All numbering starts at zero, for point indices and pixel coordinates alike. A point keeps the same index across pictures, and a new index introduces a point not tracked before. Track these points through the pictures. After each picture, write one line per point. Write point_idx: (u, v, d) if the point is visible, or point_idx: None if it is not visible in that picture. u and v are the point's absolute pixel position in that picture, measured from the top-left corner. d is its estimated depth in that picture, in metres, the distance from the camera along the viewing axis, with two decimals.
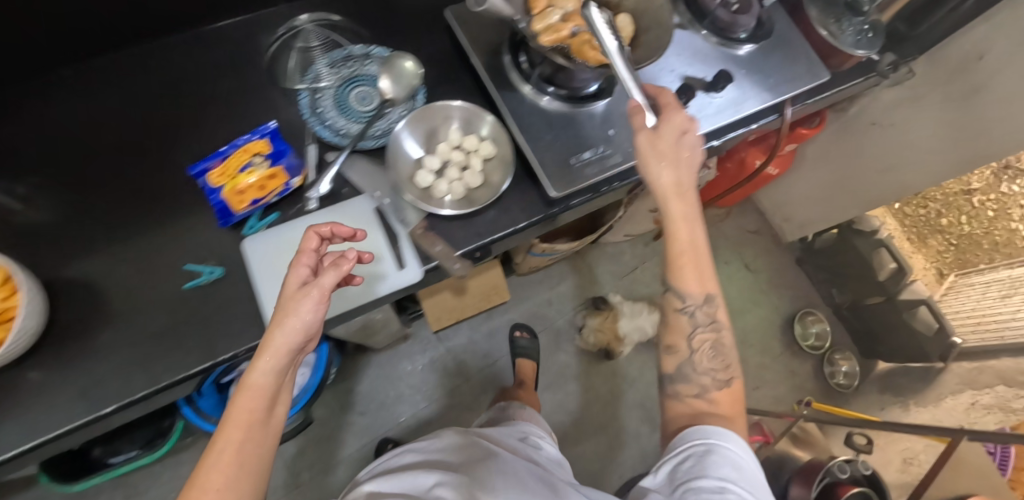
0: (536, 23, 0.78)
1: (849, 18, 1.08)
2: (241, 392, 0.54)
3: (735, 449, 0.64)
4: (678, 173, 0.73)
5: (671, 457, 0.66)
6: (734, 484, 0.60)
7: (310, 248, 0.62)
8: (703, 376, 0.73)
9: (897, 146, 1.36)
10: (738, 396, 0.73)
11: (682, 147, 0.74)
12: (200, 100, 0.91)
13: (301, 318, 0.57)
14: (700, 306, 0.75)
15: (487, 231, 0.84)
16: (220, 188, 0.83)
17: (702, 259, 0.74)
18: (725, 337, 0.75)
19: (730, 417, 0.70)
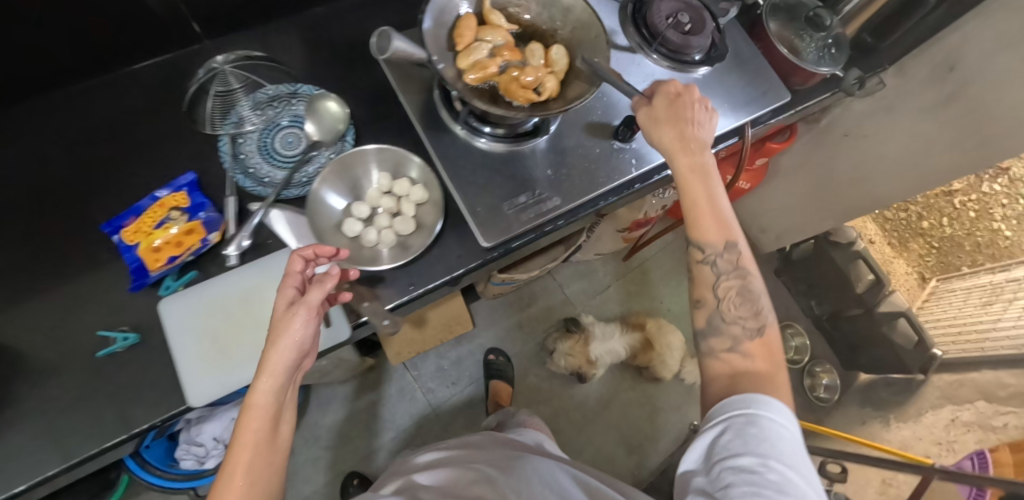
0: (460, 59, 0.73)
1: (810, 34, 1.03)
2: (247, 413, 0.61)
3: (778, 417, 0.58)
4: (682, 126, 0.75)
5: (709, 428, 0.61)
6: (776, 460, 0.55)
7: (295, 270, 0.66)
8: (732, 327, 0.69)
9: (870, 158, 1.31)
10: (772, 344, 0.68)
11: (688, 105, 0.77)
12: (116, 147, 0.85)
13: (294, 337, 0.62)
14: (721, 254, 0.71)
15: (421, 282, 0.79)
16: (135, 246, 0.78)
17: (722, 209, 0.72)
18: (752, 281, 0.71)
19: (769, 371, 0.65)
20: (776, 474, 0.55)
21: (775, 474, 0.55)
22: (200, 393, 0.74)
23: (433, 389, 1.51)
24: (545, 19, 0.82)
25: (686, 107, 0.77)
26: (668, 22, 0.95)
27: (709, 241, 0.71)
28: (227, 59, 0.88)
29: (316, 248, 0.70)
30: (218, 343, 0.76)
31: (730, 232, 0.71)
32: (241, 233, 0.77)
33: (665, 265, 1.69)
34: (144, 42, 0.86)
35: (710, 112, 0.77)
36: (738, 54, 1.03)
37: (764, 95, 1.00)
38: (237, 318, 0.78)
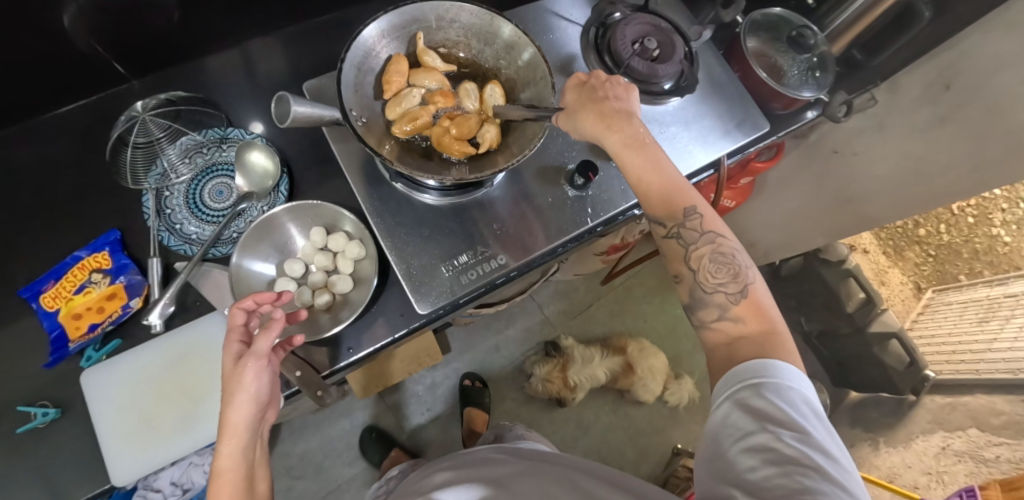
0: (388, 110, 0.70)
1: (791, 55, 0.95)
2: (215, 482, 0.55)
3: (785, 380, 0.53)
4: (602, 106, 0.67)
5: (715, 405, 0.57)
6: (791, 429, 0.51)
7: (236, 325, 0.61)
8: (716, 295, 0.62)
9: (858, 178, 1.22)
10: (761, 301, 0.61)
11: (604, 85, 0.69)
12: (35, 199, 0.78)
13: (249, 391, 0.57)
14: (682, 224, 0.64)
15: (361, 344, 0.75)
16: (55, 312, 0.73)
17: (672, 176, 0.65)
18: (725, 242, 0.63)
19: (765, 330, 0.59)
20: (793, 444, 0.50)
21: (793, 445, 0.50)
22: (125, 473, 0.70)
23: (408, 417, 1.44)
24: (487, 56, 0.76)
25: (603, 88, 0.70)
26: (634, 47, 0.86)
27: (670, 212, 0.65)
28: (149, 104, 0.83)
29: (256, 297, 0.64)
30: (144, 418, 0.73)
31: (688, 196, 0.65)
32: (162, 298, 0.72)
33: (649, 281, 1.63)
34: (67, 86, 0.80)
35: (626, 85, 0.70)
36: (713, 78, 0.96)
37: (740, 125, 0.95)
38: (165, 390, 0.73)
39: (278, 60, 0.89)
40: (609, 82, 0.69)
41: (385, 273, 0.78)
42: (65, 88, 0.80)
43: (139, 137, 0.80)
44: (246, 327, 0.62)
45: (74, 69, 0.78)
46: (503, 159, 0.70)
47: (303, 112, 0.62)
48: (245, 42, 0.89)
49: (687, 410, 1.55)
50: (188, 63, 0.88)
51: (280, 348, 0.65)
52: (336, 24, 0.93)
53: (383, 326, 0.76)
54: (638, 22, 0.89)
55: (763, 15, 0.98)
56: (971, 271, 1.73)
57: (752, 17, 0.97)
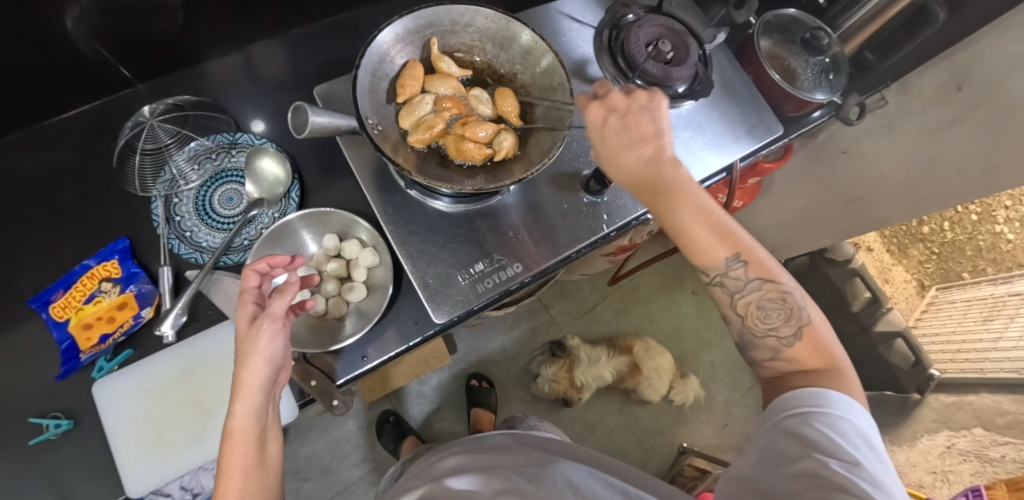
0: (401, 120, 0.69)
1: (804, 58, 0.92)
2: (231, 440, 0.56)
3: (838, 411, 0.54)
4: (630, 156, 0.64)
5: (766, 431, 0.58)
6: (840, 458, 0.51)
7: (250, 288, 0.60)
8: (767, 339, 0.63)
9: (866, 178, 1.21)
10: (820, 339, 0.61)
11: (628, 122, 0.64)
12: (41, 208, 0.77)
13: (264, 353, 0.57)
14: (725, 274, 0.63)
15: (375, 352, 0.74)
16: (65, 322, 0.72)
17: (714, 221, 0.64)
18: (775, 287, 0.63)
19: (826, 367, 0.59)
20: (841, 472, 0.51)
21: (842, 474, 0.51)
22: (139, 483, 0.70)
23: (414, 419, 1.43)
24: (502, 61, 0.75)
25: (628, 123, 0.65)
26: (647, 50, 0.84)
27: (711, 262, 0.64)
28: (157, 109, 0.82)
29: (270, 259, 0.63)
30: (156, 429, 0.73)
31: (732, 241, 0.63)
32: (174, 309, 0.69)
33: (654, 280, 1.63)
34: (69, 91, 0.78)
35: (649, 109, 0.65)
36: (726, 81, 0.95)
37: (752, 130, 0.94)
38: (178, 401, 0.74)
39: (282, 62, 0.88)
40: (631, 117, 0.64)
41: (399, 281, 0.77)
42: (68, 94, 0.78)
43: (148, 144, 0.79)
44: (260, 289, 0.62)
45: (76, 73, 0.77)
46: (520, 169, 0.69)
47: (320, 122, 0.63)
48: (249, 44, 0.88)
49: (693, 409, 1.56)
50: (193, 66, 0.86)
51: (292, 309, 0.68)
52: (343, 26, 0.91)
53: (393, 334, 0.75)
54: (651, 24, 0.87)
55: (776, 16, 0.96)
56: (975, 269, 1.72)
57: (765, 18, 0.95)
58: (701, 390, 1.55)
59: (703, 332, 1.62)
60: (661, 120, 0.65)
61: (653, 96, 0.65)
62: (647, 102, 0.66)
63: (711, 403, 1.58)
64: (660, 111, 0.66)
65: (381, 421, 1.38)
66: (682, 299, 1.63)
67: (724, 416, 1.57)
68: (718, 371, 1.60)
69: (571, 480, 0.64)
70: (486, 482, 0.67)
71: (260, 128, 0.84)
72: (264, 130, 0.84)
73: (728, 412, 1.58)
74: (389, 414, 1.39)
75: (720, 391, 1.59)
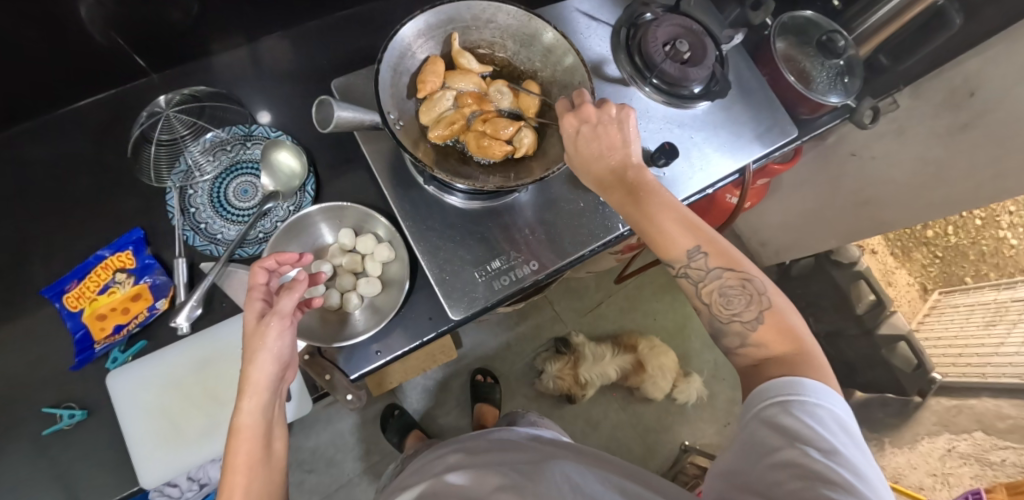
0: (422, 115, 0.69)
1: (820, 61, 0.92)
2: (236, 437, 0.55)
3: (815, 399, 0.53)
4: (600, 164, 0.66)
5: (745, 422, 0.56)
6: (820, 447, 0.50)
7: (259, 284, 0.60)
8: (732, 324, 0.61)
9: (875, 180, 1.20)
10: (786, 321, 0.59)
11: (599, 133, 0.65)
12: (55, 197, 0.77)
13: (272, 350, 0.57)
14: (687, 264, 0.63)
15: (387, 348, 0.74)
16: (79, 312, 0.72)
17: (676, 215, 0.64)
18: (736, 273, 0.62)
19: (794, 351, 0.58)
20: (819, 460, 0.50)
21: (821, 462, 0.50)
22: (152, 474, 0.71)
23: (418, 413, 1.44)
24: (522, 58, 0.75)
25: (598, 135, 0.66)
26: (665, 50, 0.84)
27: (674, 255, 0.64)
28: (173, 99, 0.82)
29: (278, 256, 0.63)
30: (172, 421, 0.74)
31: (695, 231, 0.63)
32: (190, 301, 0.69)
33: (659, 279, 1.63)
34: (83, 81, 0.77)
35: (621, 120, 0.66)
36: (741, 82, 0.95)
37: (767, 132, 0.94)
38: (192, 393, 0.75)
39: (298, 55, 0.87)
40: (603, 127, 0.65)
41: (414, 276, 0.77)
42: (83, 82, 0.78)
43: (163, 135, 0.79)
44: (268, 286, 0.62)
45: (91, 63, 0.76)
46: (539, 169, 0.70)
47: (346, 116, 0.65)
48: (266, 36, 0.87)
49: (695, 407, 1.57)
50: (208, 57, 0.85)
51: (301, 308, 0.68)
52: (359, 19, 0.90)
53: (400, 335, 0.75)
54: (669, 24, 0.86)
55: (792, 18, 0.95)
56: (976, 274, 1.73)
57: (781, 20, 0.95)
58: (703, 388, 1.56)
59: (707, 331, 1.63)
60: (629, 130, 0.66)
61: (623, 109, 0.67)
62: (616, 113, 0.66)
63: (713, 402, 1.59)
64: (630, 122, 0.67)
65: (385, 415, 1.39)
66: (687, 298, 1.64)
67: (726, 415, 1.58)
68: (721, 369, 1.61)
69: (570, 477, 0.64)
70: (481, 477, 0.67)
71: (265, 119, 0.83)
72: (271, 121, 0.83)
73: (729, 410, 1.59)
74: (393, 408, 1.39)
75: (722, 390, 1.60)
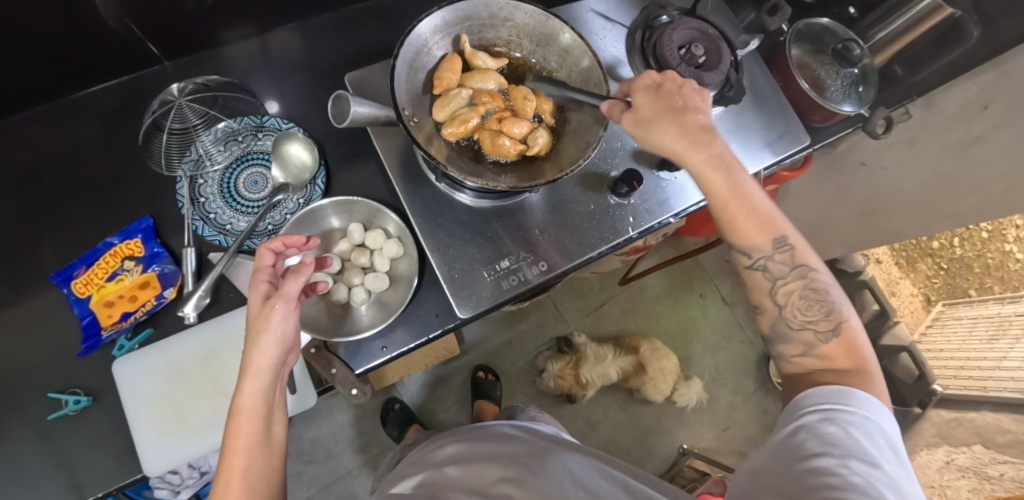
0: (436, 111, 0.69)
1: (836, 70, 0.91)
2: (237, 418, 0.55)
3: (863, 412, 0.53)
4: (686, 127, 0.63)
5: (785, 428, 0.56)
6: (861, 459, 0.50)
7: (265, 267, 0.60)
8: (803, 332, 0.61)
9: (884, 190, 1.18)
10: (853, 339, 0.59)
11: (681, 92, 0.64)
12: (64, 183, 0.77)
13: (276, 333, 0.56)
14: (771, 255, 0.63)
15: (395, 343, 0.74)
16: (86, 299, 0.73)
17: (758, 201, 0.63)
18: (816, 278, 0.62)
19: (853, 368, 0.57)
20: (860, 473, 0.49)
21: (861, 475, 0.49)
22: (157, 462, 0.71)
23: (418, 408, 1.44)
24: (539, 57, 0.75)
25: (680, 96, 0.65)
26: (680, 54, 0.83)
27: (755, 245, 0.63)
28: (186, 87, 0.81)
29: (285, 239, 0.63)
30: (177, 409, 0.74)
31: (776, 225, 0.63)
32: (197, 291, 0.69)
33: (663, 282, 1.63)
34: (95, 66, 0.77)
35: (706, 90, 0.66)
36: (755, 89, 0.94)
37: (780, 138, 0.93)
38: (198, 382, 0.75)
39: (310, 48, 0.86)
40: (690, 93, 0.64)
41: (422, 271, 0.77)
42: (96, 69, 0.77)
43: (174, 124, 0.78)
44: (274, 269, 0.61)
45: (104, 50, 0.75)
46: (552, 171, 0.69)
47: (362, 112, 0.65)
48: (277, 28, 0.86)
49: (695, 412, 1.57)
50: (220, 47, 0.84)
51: (301, 290, 0.70)
52: (373, 12, 0.89)
53: (405, 332, 0.75)
54: (686, 27, 0.85)
55: (808, 25, 0.94)
56: (982, 286, 1.73)
57: (797, 26, 0.94)
58: (703, 392, 1.55)
59: (710, 335, 1.63)
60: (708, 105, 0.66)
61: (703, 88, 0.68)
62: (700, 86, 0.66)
63: (713, 405, 1.59)
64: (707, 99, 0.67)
65: (385, 409, 1.39)
66: (690, 302, 1.64)
67: (726, 420, 1.58)
68: (721, 374, 1.61)
69: (572, 474, 0.63)
70: (480, 471, 0.66)
71: (274, 110, 0.83)
72: (280, 111, 0.83)
73: (729, 416, 1.59)
74: (393, 402, 1.39)
75: (722, 395, 1.60)
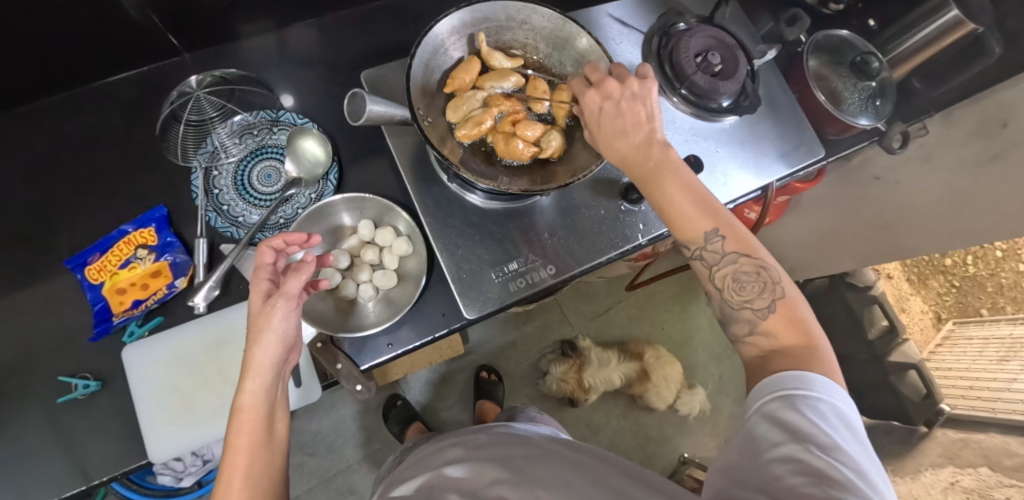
0: (450, 112, 0.69)
1: (853, 83, 0.91)
2: (238, 418, 0.56)
3: (818, 393, 0.52)
4: (624, 142, 0.63)
5: (746, 417, 0.55)
6: (821, 443, 0.49)
7: (267, 264, 0.60)
8: (743, 311, 0.60)
9: (899, 205, 1.17)
10: (796, 313, 0.58)
11: (622, 109, 0.63)
12: (81, 172, 0.78)
13: (277, 331, 0.57)
14: (703, 247, 0.61)
15: (400, 340, 0.75)
16: (99, 285, 0.74)
17: (697, 196, 0.61)
18: (751, 260, 0.60)
19: (805, 344, 0.56)
20: (821, 457, 0.48)
21: (821, 459, 0.48)
22: (161, 450, 0.72)
23: (420, 405, 1.44)
24: (555, 61, 0.75)
25: (622, 110, 0.64)
26: (696, 61, 0.83)
27: (690, 236, 0.61)
28: (204, 80, 0.82)
29: (285, 236, 0.63)
30: (183, 398, 0.75)
31: (715, 216, 0.61)
32: (208, 281, 0.70)
33: (670, 289, 1.63)
34: (114, 56, 0.78)
35: (643, 97, 0.63)
36: (772, 99, 0.94)
37: (794, 150, 0.93)
38: (203, 372, 0.76)
39: (327, 44, 0.87)
40: (625, 105, 0.63)
41: (430, 270, 0.77)
42: (114, 59, 0.78)
43: (192, 115, 0.80)
44: (275, 266, 0.61)
45: (124, 41, 0.76)
46: (564, 174, 0.70)
47: (377, 111, 0.66)
48: (296, 23, 0.87)
49: (697, 420, 1.56)
50: (239, 41, 0.85)
51: (305, 288, 0.67)
52: (391, 11, 0.90)
53: (411, 330, 0.75)
54: (703, 35, 0.85)
55: (826, 37, 0.94)
56: (994, 306, 1.70)
57: (815, 37, 0.93)
58: (706, 402, 1.55)
59: (714, 344, 1.62)
60: (652, 105, 0.64)
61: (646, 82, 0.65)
62: (638, 88, 0.64)
63: (716, 415, 1.58)
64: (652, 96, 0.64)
65: (388, 405, 1.39)
66: (696, 310, 1.63)
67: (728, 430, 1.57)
68: (726, 384, 1.60)
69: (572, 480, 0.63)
70: (479, 470, 0.67)
71: (289, 104, 0.84)
72: (293, 105, 0.84)
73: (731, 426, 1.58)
74: (396, 398, 1.40)
75: (726, 405, 1.59)
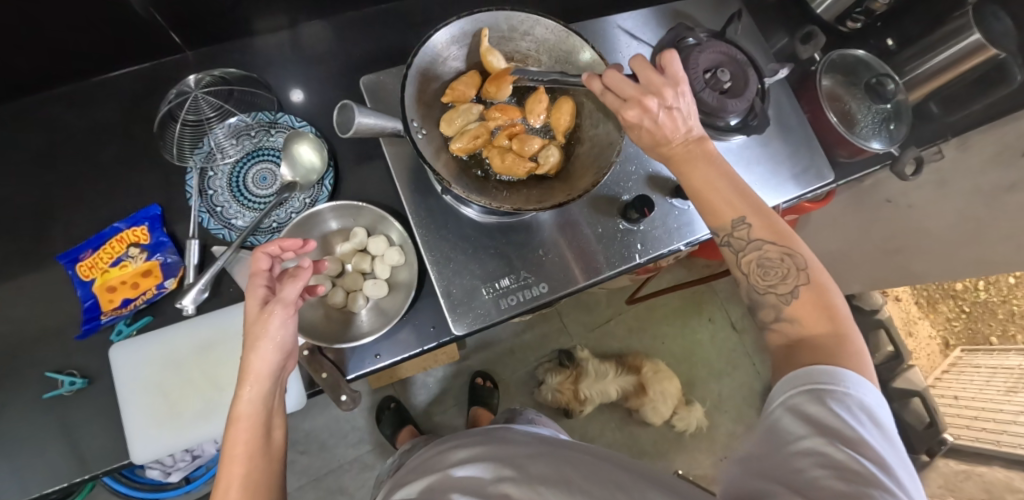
0: (445, 123, 0.68)
1: (868, 105, 0.88)
2: (235, 426, 0.55)
3: (848, 388, 0.48)
4: (664, 149, 0.61)
5: (767, 412, 0.52)
6: (846, 437, 0.46)
7: (260, 270, 0.59)
8: (768, 296, 0.58)
9: (909, 230, 1.13)
10: (826, 299, 0.55)
11: (659, 122, 0.60)
12: (78, 167, 0.78)
13: (274, 339, 0.56)
14: (730, 234, 0.59)
15: (388, 353, 0.74)
16: (89, 282, 0.74)
17: (729, 187, 0.60)
18: (777, 249, 0.57)
19: (834, 331, 0.53)
20: (846, 452, 0.45)
21: (845, 452, 0.45)
22: (145, 451, 0.71)
23: (414, 408, 1.44)
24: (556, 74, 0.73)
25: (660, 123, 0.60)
26: (704, 78, 0.79)
27: (721, 223, 0.60)
28: (203, 79, 0.81)
29: (281, 242, 0.62)
30: (169, 399, 0.74)
31: (741, 204, 0.59)
32: (197, 284, 0.69)
33: (672, 303, 1.61)
34: (115, 52, 0.77)
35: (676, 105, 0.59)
36: (783, 120, 0.92)
37: (801, 173, 0.90)
38: (190, 373, 0.74)
39: (332, 46, 0.86)
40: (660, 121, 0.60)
41: (421, 283, 0.76)
42: (114, 55, 0.77)
43: (189, 115, 0.79)
44: (270, 272, 0.60)
45: (125, 36, 0.76)
46: (561, 191, 0.67)
47: (366, 124, 0.65)
48: (300, 24, 0.86)
49: (692, 437, 1.54)
50: (243, 40, 0.84)
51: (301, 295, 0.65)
52: (398, 14, 0.88)
53: (407, 336, 0.75)
54: (712, 50, 0.81)
55: (841, 56, 0.91)
56: (1004, 334, 1.66)
57: (830, 57, 0.91)
58: (704, 418, 1.52)
59: (715, 360, 1.60)
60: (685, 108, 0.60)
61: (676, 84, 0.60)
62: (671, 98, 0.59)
63: (713, 431, 1.55)
64: (683, 94, 0.60)
65: (382, 407, 1.39)
66: (698, 324, 1.61)
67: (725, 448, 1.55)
68: (724, 401, 1.57)
69: None
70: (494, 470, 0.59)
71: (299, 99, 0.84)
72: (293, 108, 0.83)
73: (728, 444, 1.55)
74: (390, 401, 1.39)
75: (724, 423, 1.56)
